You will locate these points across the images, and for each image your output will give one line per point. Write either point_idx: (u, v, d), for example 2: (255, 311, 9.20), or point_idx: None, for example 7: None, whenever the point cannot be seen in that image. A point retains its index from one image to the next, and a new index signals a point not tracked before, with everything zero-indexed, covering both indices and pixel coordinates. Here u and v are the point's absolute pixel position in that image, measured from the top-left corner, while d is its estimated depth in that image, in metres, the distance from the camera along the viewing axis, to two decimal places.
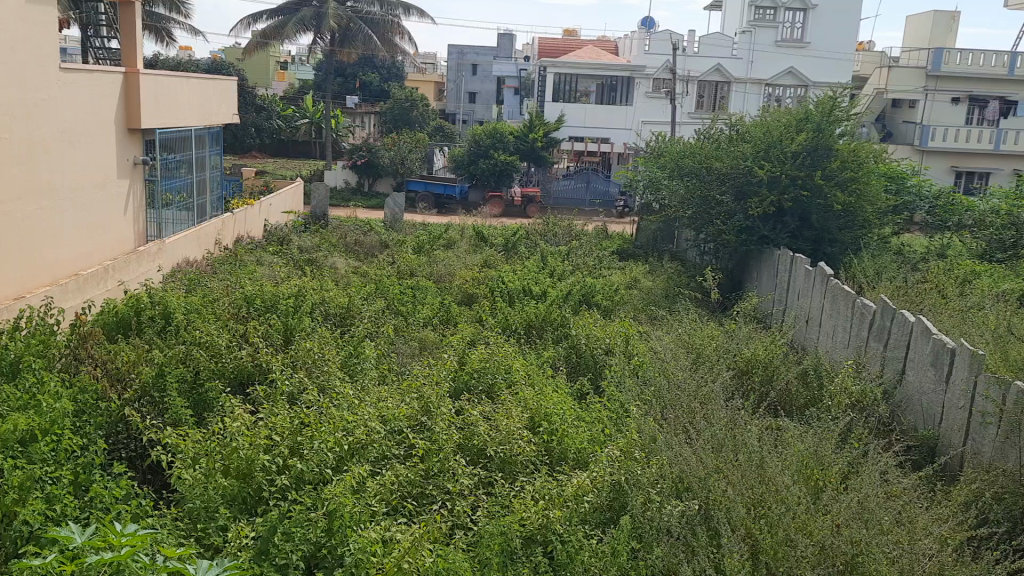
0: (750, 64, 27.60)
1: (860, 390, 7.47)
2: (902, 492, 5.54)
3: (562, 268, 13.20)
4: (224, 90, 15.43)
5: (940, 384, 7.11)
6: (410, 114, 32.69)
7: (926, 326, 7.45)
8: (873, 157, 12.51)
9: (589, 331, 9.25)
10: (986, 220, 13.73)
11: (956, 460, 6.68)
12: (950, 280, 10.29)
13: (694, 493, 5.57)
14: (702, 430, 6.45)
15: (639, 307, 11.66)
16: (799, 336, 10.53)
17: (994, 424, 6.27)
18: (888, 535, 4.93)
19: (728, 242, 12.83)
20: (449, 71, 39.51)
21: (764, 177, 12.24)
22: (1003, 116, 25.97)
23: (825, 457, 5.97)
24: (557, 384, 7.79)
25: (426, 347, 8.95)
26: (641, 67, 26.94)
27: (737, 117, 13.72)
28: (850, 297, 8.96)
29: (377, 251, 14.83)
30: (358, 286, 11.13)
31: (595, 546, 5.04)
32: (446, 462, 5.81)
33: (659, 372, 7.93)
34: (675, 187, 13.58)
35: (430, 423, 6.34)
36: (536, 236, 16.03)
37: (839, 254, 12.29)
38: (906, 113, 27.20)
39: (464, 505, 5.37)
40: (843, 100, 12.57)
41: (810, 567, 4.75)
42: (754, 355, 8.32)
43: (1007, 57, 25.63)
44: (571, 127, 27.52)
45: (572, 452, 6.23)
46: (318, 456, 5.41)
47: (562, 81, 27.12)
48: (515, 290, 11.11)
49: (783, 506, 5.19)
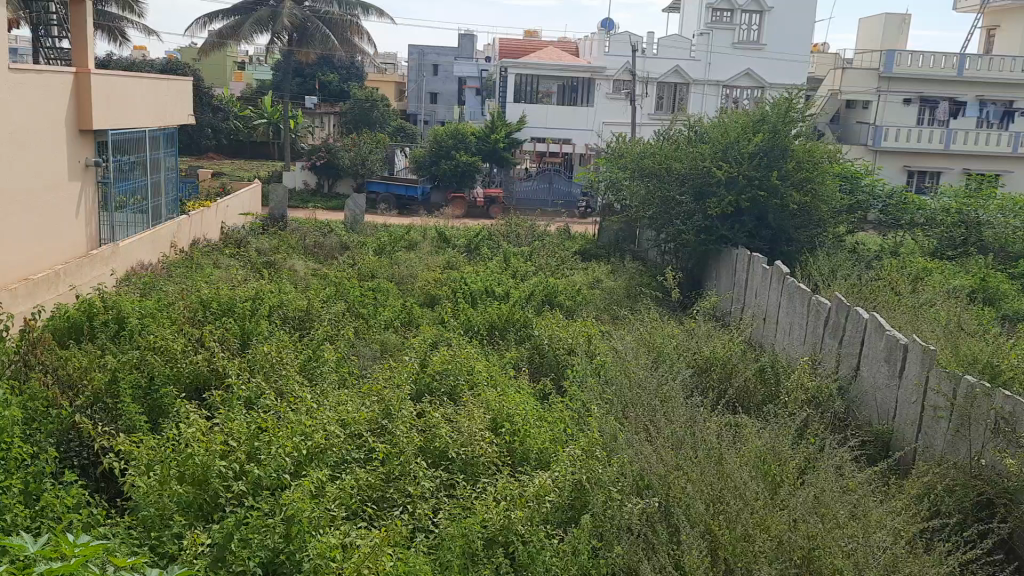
0: (708, 66, 27.94)
1: (816, 386, 7.58)
2: (858, 485, 5.64)
3: (525, 268, 13.21)
4: (180, 90, 15.17)
5: (894, 379, 7.24)
6: (371, 114, 32.50)
7: (879, 323, 7.59)
8: (829, 157, 12.74)
9: (552, 332, 9.26)
10: (938, 218, 14.08)
11: (909, 455, 6.83)
12: (903, 277, 10.51)
13: (654, 490, 5.65)
14: (662, 428, 6.50)
15: (602, 307, 11.73)
16: (757, 334, 10.67)
17: (945, 418, 6.41)
18: (844, 529, 5.01)
19: (687, 241, 12.96)
20: (410, 71, 39.34)
21: (722, 177, 12.39)
22: (953, 116, 26.58)
23: (783, 452, 6.06)
24: (520, 385, 7.78)
25: (388, 349, 8.88)
26: (602, 69, 27.12)
27: (696, 118, 13.86)
28: (806, 295, 9.10)
29: (337, 253, 14.73)
30: (318, 288, 11.01)
31: (556, 546, 5.00)
32: (407, 465, 5.76)
33: (621, 372, 7.97)
34: (636, 187, 13.68)
35: (390, 426, 6.28)
36: (498, 237, 16.04)
37: (795, 253, 12.50)
38: (859, 114, 27.67)
39: (426, 508, 5.34)
40: (798, 100, 12.79)
41: (767, 562, 4.81)
42: (713, 352, 8.42)
43: (955, 60, 26.35)
44: (532, 128, 27.55)
45: (534, 453, 6.21)
46: (275, 461, 5.34)
47: (523, 82, 27.13)
48: (477, 291, 11.08)
49: (742, 503, 5.26)
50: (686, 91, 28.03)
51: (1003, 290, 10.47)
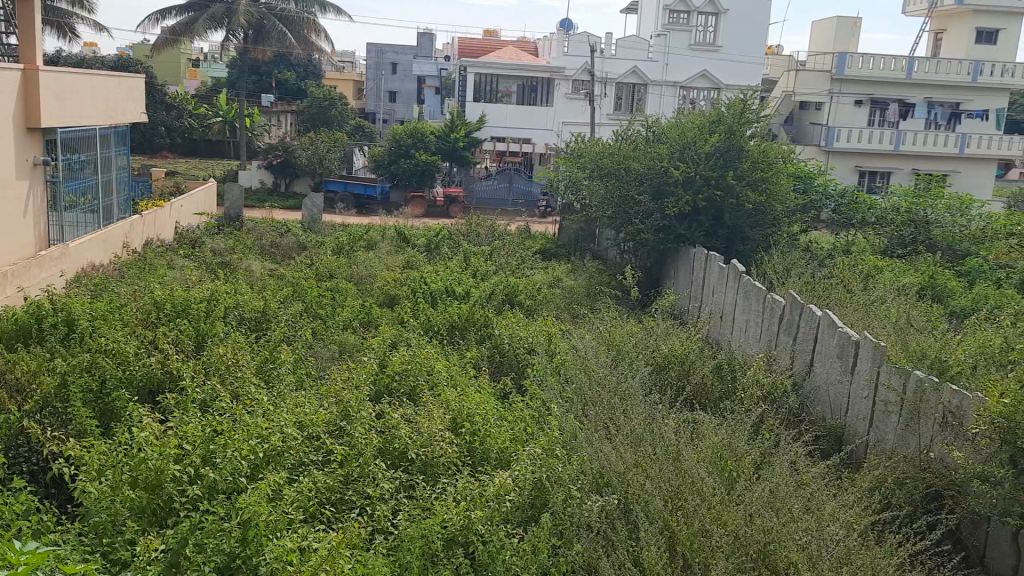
0: (665, 67, 28.21)
1: (772, 382, 7.71)
2: (811, 479, 5.75)
3: (485, 267, 13.21)
4: (132, 88, 14.87)
5: (847, 374, 7.39)
6: (328, 113, 32.20)
7: (832, 320, 7.74)
8: (783, 157, 12.94)
9: (512, 331, 9.27)
10: (889, 217, 14.42)
11: (861, 449, 6.98)
12: (855, 275, 10.73)
13: (613, 488, 5.70)
14: (621, 426, 6.55)
15: (562, 306, 11.79)
16: (714, 332, 10.82)
17: (896, 413, 6.57)
18: (797, 523, 5.10)
19: (646, 240, 13.07)
20: (368, 69, 39.05)
21: (679, 177, 12.52)
22: (902, 117, 27.28)
23: (739, 448, 6.16)
24: (480, 384, 7.77)
25: (347, 350, 8.81)
26: (561, 69, 27.15)
27: (654, 118, 13.98)
28: (761, 293, 9.24)
29: (295, 253, 14.57)
30: (275, 289, 10.89)
31: (516, 545, 4.99)
32: (366, 467, 5.72)
33: (580, 371, 8.03)
34: (596, 186, 13.76)
35: (349, 428, 6.22)
36: (458, 236, 16.01)
37: (751, 252, 12.70)
38: (812, 115, 28.11)
39: (385, 509, 5.30)
40: (753, 101, 12.97)
41: (724, 556, 4.87)
42: (672, 350, 8.52)
43: (905, 61, 26.90)
44: (492, 128, 27.56)
45: (494, 453, 6.21)
46: (231, 464, 5.27)
47: (483, 81, 27.14)
48: (437, 291, 11.04)
49: (699, 498, 5.33)
50: (644, 92, 28.36)
51: (950, 288, 10.77)
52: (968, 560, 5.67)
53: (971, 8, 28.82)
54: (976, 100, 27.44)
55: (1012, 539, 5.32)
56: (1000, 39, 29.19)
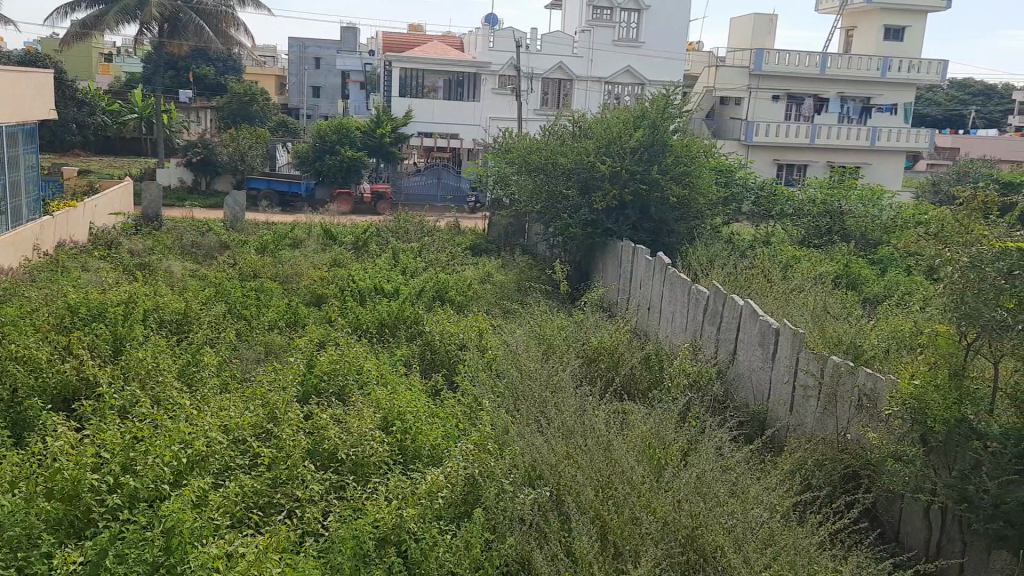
0: (590, 62, 28.48)
1: (697, 370, 7.89)
2: (736, 464, 5.91)
3: (414, 264, 13.09)
4: (40, 83, 14.24)
5: (768, 361, 7.62)
6: (250, 109, 31.48)
7: (753, 309, 7.96)
8: (704, 151, 13.25)
9: (443, 327, 9.22)
10: (805, 209, 14.89)
11: (782, 432, 7.22)
12: (775, 265, 11.05)
13: (545, 480, 5.74)
14: (553, 419, 6.60)
15: (492, 301, 11.81)
16: (642, 323, 11.02)
17: (814, 396, 6.81)
18: (724, 507, 5.25)
19: (574, 234, 13.17)
20: (291, 64, 38.50)
21: (606, 172, 12.66)
22: (817, 112, 28.40)
23: (666, 436, 6.29)
24: (411, 382, 7.71)
25: (273, 351, 8.62)
26: (486, 64, 27.18)
27: (580, 114, 14.09)
28: (687, 284, 9.44)
29: (217, 253, 14.18)
30: (197, 290, 10.58)
31: (448, 541, 4.95)
32: (295, 469, 5.62)
33: (512, 365, 8.05)
34: (524, 181, 13.82)
35: (276, 430, 6.11)
36: (387, 234, 15.85)
37: (676, 244, 12.90)
38: (732, 110, 28.80)
39: (315, 511, 5.21)
40: (676, 97, 13.25)
41: (653, 543, 4.97)
42: (601, 342, 8.64)
43: (818, 58, 27.85)
44: (419, 123, 27.27)
45: (426, 450, 6.17)
46: (152, 471, 5.12)
47: (408, 76, 26.88)
48: (366, 288, 10.88)
49: (629, 488, 5.43)
50: (570, 87, 28.54)
51: (863, 275, 11.24)
52: (884, 536, 5.94)
53: (879, 6, 30.00)
54: (885, 95, 28.78)
55: (924, 514, 5.59)
56: (907, 36, 30.49)
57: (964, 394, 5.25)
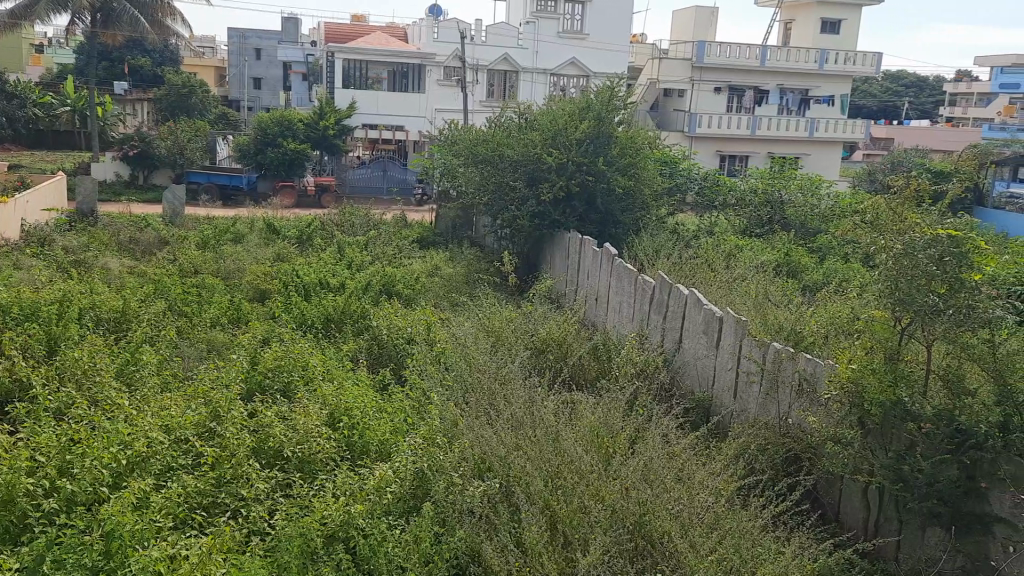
0: (535, 54, 28.51)
1: (644, 359, 7.99)
2: (682, 450, 6.00)
3: (360, 258, 12.95)
4: None
5: (712, 349, 7.75)
6: (189, 101, 30.76)
7: (697, 297, 8.08)
8: (649, 143, 13.41)
9: (390, 321, 9.14)
10: (747, 199, 15.15)
11: (727, 418, 7.36)
12: (718, 254, 11.22)
13: (495, 472, 5.75)
14: (502, 410, 6.61)
15: (440, 294, 11.78)
16: (590, 314, 11.10)
17: (757, 382, 6.96)
18: (670, 492, 5.33)
19: (522, 226, 13.18)
20: (231, 54, 37.71)
21: (553, 163, 12.70)
22: (758, 103, 28.93)
23: (614, 424, 6.35)
24: (358, 377, 7.63)
25: (216, 349, 8.45)
26: (431, 55, 27.02)
27: (526, 105, 14.10)
28: (633, 274, 9.53)
29: (156, 249, 13.84)
30: (135, 287, 10.28)
31: (397, 536, 4.90)
32: (240, 467, 5.52)
33: (461, 358, 8.02)
34: (471, 173, 13.78)
35: (220, 428, 5.98)
36: (332, 227, 15.65)
37: (623, 235, 13.02)
38: (675, 102, 29.12)
39: (261, 509, 5.12)
40: (620, 88, 13.36)
41: (602, 531, 5.03)
42: (549, 333, 8.68)
43: (758, 50, 28.37)
44: (363, 114, 27.02)
45: (374, 445, 6.10)
46: (90, 473, 4.98)
47: (352, 67, 26.53)
48: (310, 283, 10.71)
49: (578, 478, 5.49)
50: (516, 79, 28.55)
51: (802, 263, 11.53)
52: (825, 517, 6.12)
53: None
54: (823, 87, 29.46)
55: (861, 495, 5.77)
56: (843, 29, 31.25)
57: (900, 377, 5.41)
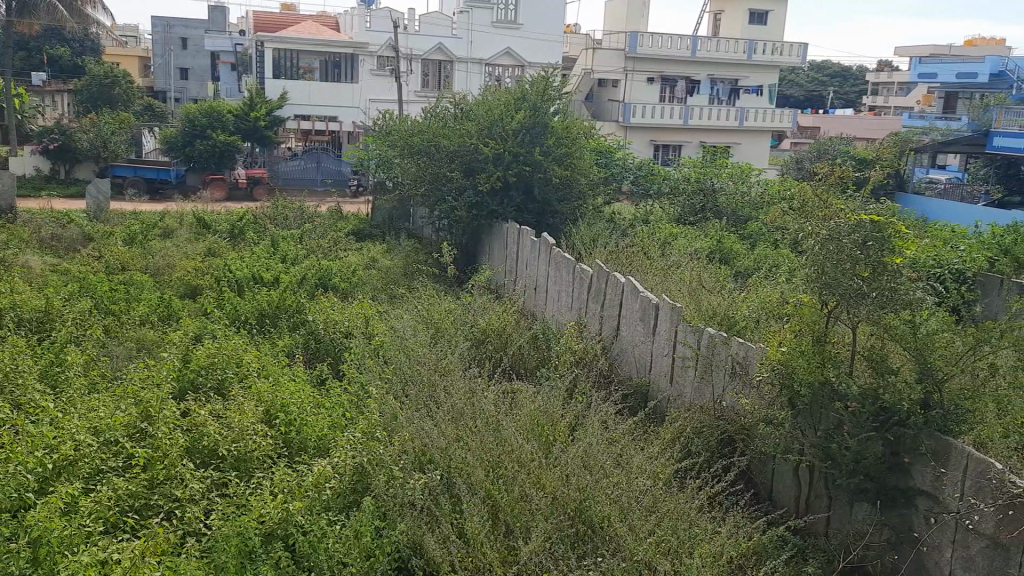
0: (470, 44, 28.38)
1: (582, 348, 8.08)
2: (621, 436, 6.09)
3: (294, 251, 12.72)
4: None
5: (649, 335, 7.87)
6: (111, 92, 29.80)
7: (634, 286, 8.19)
8: (585, 133, 13.52)
9: (327, 315, 9.03)
10: (681, 186, 15.40)
11: (664, 403, 7.50)
12: (654, 242, 11.40)
13: (436, 463, 5.72)
14: (443, 403, 6.59)
15: (378, 286, 11.68)
16: (530, 303, 11.17)
17: (692, 367, 7.10)
18: (610, 478, 5.42)
19: (460, 218, 13.14)
20: (155, 44, 36.46)
21: (489, 154, 12.69)
22: (689, 94, 29.45)
23: (554, 413, 6.41)
24: (295, 373, 7.49)
25: (145, 347, 8.20)
26: (364, 44, 26.64)
27: (461, 96, 14.02)
28: (571, 264, 9.59)
29: (80, 246, 13.37)
30: (58, 286, 9.92)
31: (338, 531, 4.85)
32: (173, 468, 5.38)
33: (400, 351, 7.94)
34: (407, 165, 13.64)
35: (151, 429, 5.82)
36: (265, 220, 15.35)
37: (560, 225, 13.11)
38: (610, 92, 29.40)
39: (196, 510, 5.01)
40: (555, 79, 13.42)
41: (544, 518, 5.08)
42: (489, 324, 8.68)
43: (690, 41, 28.79)
44: (294, 105, 26.40)
45: (312, 441, 6.01)
46: (15, 481, 4.83)
47: (281, 57, 26.01)
48: (243, 278, 10.50)
49: (518, 467, 5.53)
50: (451, 69, 28.40)
51: (734, 250, 11.77)
52: (758, 496, 6.30)
53: None
54: (751, 77, 30.05)
55: (793, 473, 5.95)
56: (770, 20, 31.95)
57: (828, 357, 5.60)
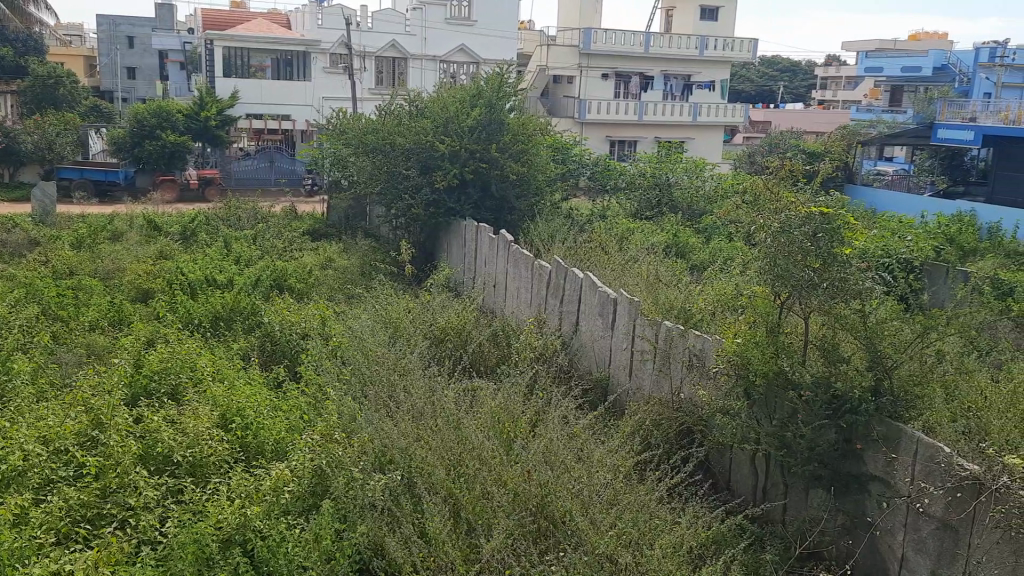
0: (423, 40, 28.29)
1: (542, 344, 8.12)
2: (582, 431, 6.13)
3: (249, 253, 12.54)
4: None
5: (608, 330, 7.93)
6: (55, 93, 29.06)
7: (593, 281, 8.24)
8: (540, 130, 13.55)
9: (283, 317, 8.92)
10: (637, 182, 15.54)
11: (623, 397, 7.58)
12: (612, 237, 11.47)
13: (396, 464, 5.68)
14: (402, 403, 6.55)
15: (335, 286, 11.59)
16: (489, 300, 11.19)
17: (650, 360, 7.17)
18: (571, 472, 5.45)
19: (417, 215, 13.05)
20: (101, 43, 35.72)
21: (445, 151, 12.65)
22: (644, 89, 29.69)
23: (514, 409, 6.42)
24: (250, 376, 7.39)
25: (95, 353, 8.00)
26: (316, 42, 26.38)
27: (415, 93, 13.93)
28: (530, 260, 9.62)
29: (25, 251, 13.03)
30: (3, 292, 9.65)
31: (297, 536, 4.80)
32: (126, 476, 5.26)
33: (358, 351, 7.88)
34: (362, 163, 13.51)
35: (102, 436, 5.68)
36: (217, 221, 15.11)
37: (518, 221, 13.12)
38: (565, 89, 29.46)
39: (152, 518, 4.91)
40: (510, 75, 13.44)
41: (505, 515, 5.09)
42: (448, 323, 8.66)
43: (643, 37, 29.02)
44: (246, 104, 25.98)
45: (270, 444, 5.94)
46: None
47: (232, 56, 25.59)
48: (196, 280, 10.31)
49: (479, 464, 5.54)
50: (405, 66, 28.27)
51: (690, 244, 11.91)
52: (717, 486, 6.41)
53: None
54: (704, 73, 30.40)
55: (750, 463, 6.05)
56: (721, 16, 32.34)
57: (781, 347, 5.69)
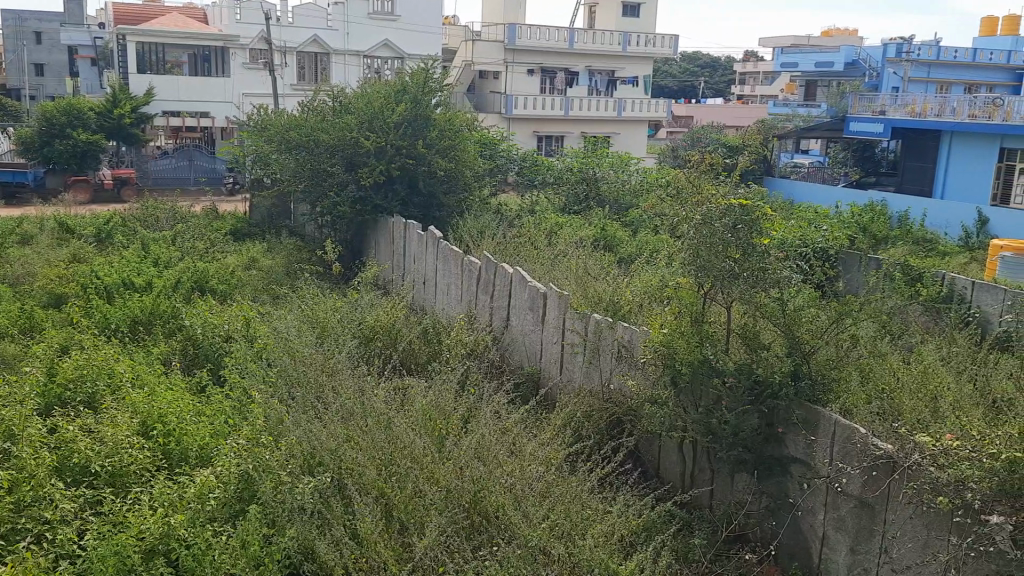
0: (346, 36, 27.89)
1: (473, 340, 8.12)
2: (514, 425, 6.15)
3: (167, 254, 12.16)
4: None
5: (538, 324, 7.98)
6: None
7: (522, 276, 8.28)
8: (467, 125, 13.53)
9: (205, 319, 8.68)
10: (565, 176, 15.64)
11: (554, 390, 7.65)
12: (540, 232, 11.53)
13: (325, 466, 5.59)
14: (331, 404, 6.45)
15: (260, 288, 11.34)
16: (418, 297, 11.13)
17: (580, 352, 7.25)
18: (503, 468, 5.47)
19: (343, 213, 12.87)
20: (7, 38, 34.25)
21: (371, 148, 12.52)
22: (569, 85, 29.97)
23: (446, 406, 6.39)
24: (172, 382, 7.17)
25: (5, 362, 7.65)
26: (235, 37, 25.55)
27: (338, 88, 13.72)
28: (460, 257, 9.61)
29: None
30: None
31: (223, 543, 4.68)
32: (41, 489, 5.05)
33: (284, 352, 7.73)
34: (285, 161, 13.25)
35: (13, 449, 5.42)
36: (134, 223, 14.59)
37: (447, 217, 13.03)
38: (491, 84, 29.43)
39: (70, 531, 4.72)
40: (435, 71, 13.38)
41: (437, 513, 5.07)
42: (377, 321, 8.58)
43: (566, 33, 29.24)
44: (162, 101, 25.30)
45: (193, 450, 5.77)
46: None
47: (147, 51, 24.87)
48: (111, 283, 9.93)
49: (410, 463, 5.49)
50: (327, 61, 27.82)
51: (617, 237, 12.07)
52: (646, 474, 6.51)
53: None
54: (627, 69, 30.87)
55: (678, 451, 6.17)
56: (643, 13, 32.84)
57: (705, 337, 5.83)
